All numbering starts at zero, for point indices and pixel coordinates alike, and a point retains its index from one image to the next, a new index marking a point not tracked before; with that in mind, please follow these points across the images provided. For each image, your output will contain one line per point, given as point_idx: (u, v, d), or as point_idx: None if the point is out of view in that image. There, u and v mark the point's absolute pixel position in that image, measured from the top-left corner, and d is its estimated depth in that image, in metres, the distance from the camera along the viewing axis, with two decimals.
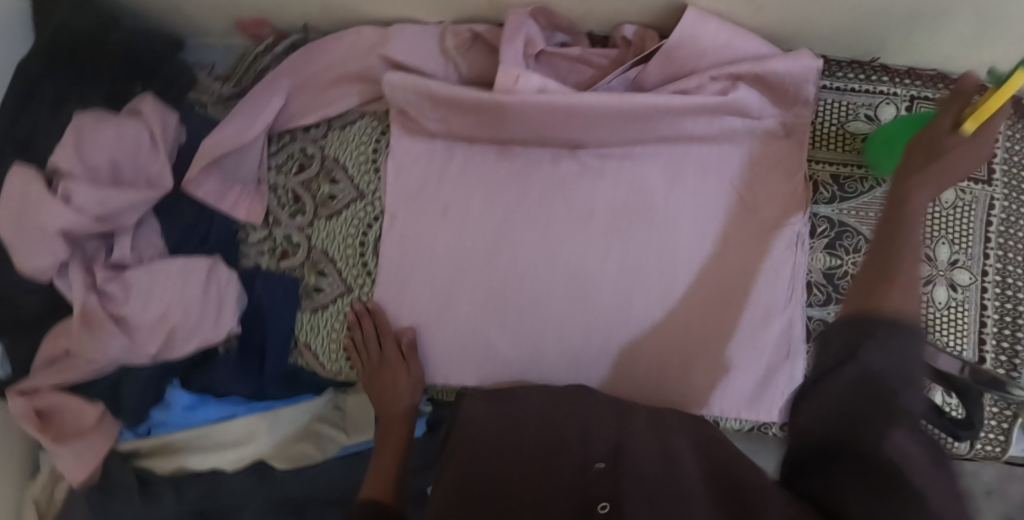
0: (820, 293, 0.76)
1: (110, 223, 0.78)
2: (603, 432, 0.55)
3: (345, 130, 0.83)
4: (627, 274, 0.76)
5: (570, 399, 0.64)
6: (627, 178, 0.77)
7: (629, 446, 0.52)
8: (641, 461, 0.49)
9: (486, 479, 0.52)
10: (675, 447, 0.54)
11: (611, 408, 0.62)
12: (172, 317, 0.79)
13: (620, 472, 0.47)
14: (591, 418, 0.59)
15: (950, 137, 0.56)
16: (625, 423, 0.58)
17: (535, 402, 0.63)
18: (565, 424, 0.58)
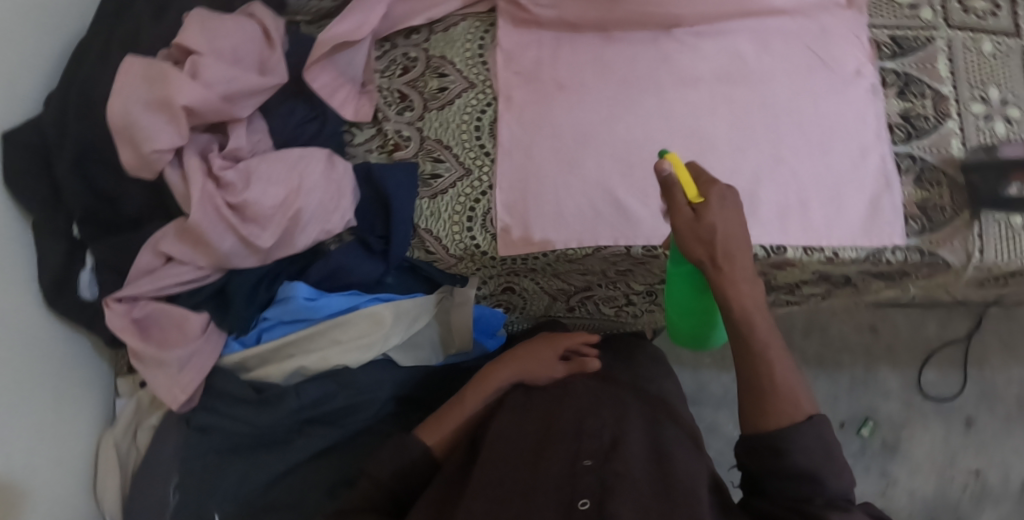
0: (902, 131, 0.84)
1: (230, 107, 0.77)
2: (598, 429, 0.66)
3: (449, 32, 0.90)
4: (738, 128, 0.82)
5: (571, 395, 0.74)
6: (723, 48, 0.86)
7: (621, 444, 0.63)
8: (631, 461, 0.60)
9: (507, 481, 0.61)
10: (645, 440, 0.66)
11: (584, 401, 0.72)
12: (297, 199, 0.77)
13: (606, 472, 0.58)
14: (594, 413, 0.69)
15: (687, 218, 0.59)
16: (621, 419, 0.69)
17: (544, 409, 0.72)
18: (558, 426, 0.67)
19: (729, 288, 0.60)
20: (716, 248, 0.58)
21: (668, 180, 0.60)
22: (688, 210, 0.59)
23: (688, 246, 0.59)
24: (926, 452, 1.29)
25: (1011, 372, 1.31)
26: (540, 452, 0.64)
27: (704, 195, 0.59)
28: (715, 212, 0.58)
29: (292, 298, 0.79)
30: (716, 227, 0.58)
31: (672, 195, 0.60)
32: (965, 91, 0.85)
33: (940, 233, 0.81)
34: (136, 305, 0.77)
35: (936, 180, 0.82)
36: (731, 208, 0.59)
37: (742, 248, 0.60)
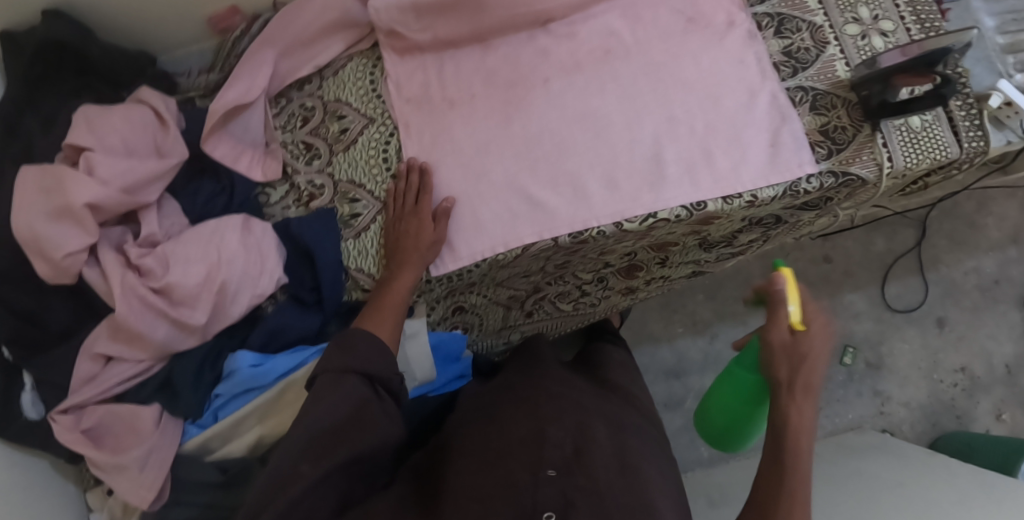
0: (787, 67, 0.87)
1: (136, 197, 0.78)
2: (561, 437, 0.63)
3: (339, 75, 0.90)
4: (633, 102, 0.86)
5: (537, 402, 0.70)
6: (599, 30, 0.89)
7: (584, 454, 0.61)
8: (593, 471, 0.59)
9: (466, 496, 0.57)
10: (609, 446, 0.65)
11: (549, 407, 0.69)
12: (221, 271, 0.79)
13: (570, 484, 0.56)
14: (556, 421, 0.66)
15: (784, 334, 0.63)
16: (585, 428, 0.66)
17: (506, 416, 0.69)
18: (520, 433, 0.64)
19: (792, 412, 0.62)
20: (798, 374, 0.62)
21: (779, 293, 0.63)
22: (785, 331, 0.63)
23: (774, 362, 0.63)
24: (909, 361, 1.33)
25: (966, 263, 1.37)
26: (500, 464, 0.60)
27: (807, 321, 0.63)
28: (812, 341, 0.62)
29: (236, 370, 0.79)
30: (811, 357, 0.62)
31: (776, 310, 0.63)
32: (837, 16, 0.90)
33: (846, 152, 0.85)
34: (84, 414, 0.77)
35: (831, 104, 0.86)
36: (827, 342, 0.63)
37: (821, 384, 0.62)
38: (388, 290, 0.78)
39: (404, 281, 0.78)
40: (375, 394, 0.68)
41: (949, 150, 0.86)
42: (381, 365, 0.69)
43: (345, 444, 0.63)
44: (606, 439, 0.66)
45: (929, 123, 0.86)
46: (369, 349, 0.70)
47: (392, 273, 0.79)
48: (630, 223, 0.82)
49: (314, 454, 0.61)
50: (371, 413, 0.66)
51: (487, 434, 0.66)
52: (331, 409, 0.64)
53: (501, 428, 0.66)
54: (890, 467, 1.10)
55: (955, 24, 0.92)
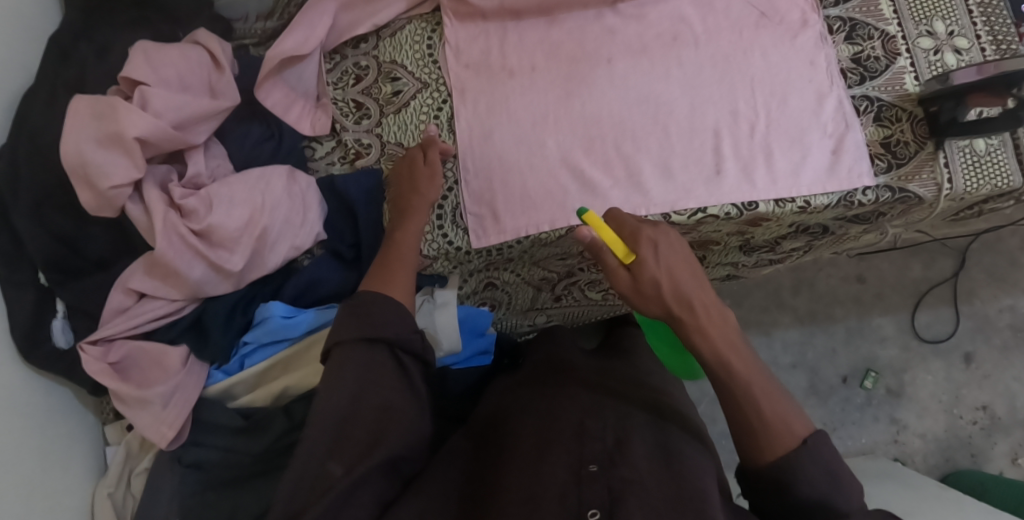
0: (855, 74, 0.85)
1: (185, 136, 0.78)
2: (602, 430, 0.61)
3: (397, 36, 0.89)
4: (695, 92, 0.83)
5: (574, 396, 0.69)
6: (669, 15, 0.86)
7: (626, 448, 0.59)
8: (636, 463, 0.56)
9: (514, 490, 0.55)
10: (650, 441, 0.62)
11: (585, 403, 0.67)
12: (262, 218, 0.78)
13: (613, 479, 0.54)
14: (594, 414, 0.64)
15: (626, 278, 0.63)
16: (628, 422, 0.64)
17: (540, 407, 0.67)
18: (558, 426, 0.62)
19: (701, 334, 0.63)
20: (672, 304, 0.63)
21: (593, 243, 0.64)
22: (623, 272, 0.63)
23: (648, 305, 0.64)
24: (931, 393, 1.31)
25: (1002, 301, 1.34)
26: (543, 456, 0.58)
27: (633, 251, 0.63)
28: (648, 269, 0.62)
29: (268, 318, 0.78)
30: (659, 283, 0.62)
31: (603, 258, 0.64)
32: (911, 27, 0.88)
33: (907, 168, 0.83)
34: (113, 347, 0.77)
35: (896, 117, 0.84)
36: (667, 254, 0.63)
37: (702, 288, 0.64)
38: (396, 258, 0.73)
39: (409, 241, 0.74)
40: (401, 371, 0.65)
41: (1013, 178, 0.84)
42: (398, 329, 0.66)
43: (383, 443, 0.59)
44: (646, 434, 0.63)
45: (995, 148, 0.83)
46: (386, 314, 0.66)
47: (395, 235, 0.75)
48: (679, 215, 0.80)
49: (343, 452, 0.57)
50: (390, 396, 0.62)
51: (530, 425, 0.64)
52: (355, 384, 0.61)
53: (540, 418, 0.64)
54: (909, 499, 1.06)
55: None
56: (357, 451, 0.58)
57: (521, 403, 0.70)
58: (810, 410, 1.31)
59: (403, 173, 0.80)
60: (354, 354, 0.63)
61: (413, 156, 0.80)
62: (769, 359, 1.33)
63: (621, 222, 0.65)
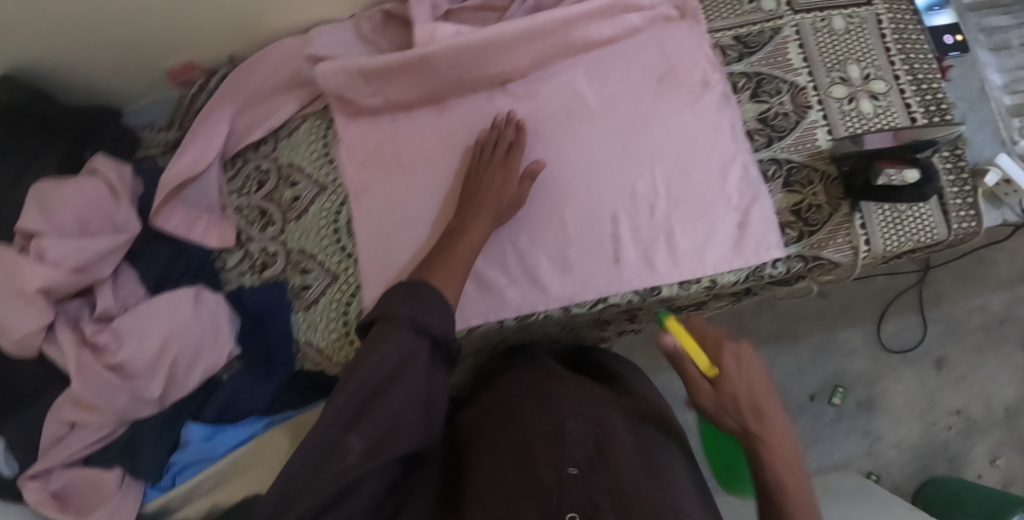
0: (762, 136, 0.81)
1: (90, 273, 0.80)
2: (582, 433, 0.62)
3: (291, 137, 0.88)
4: (593, 171, 0.80)
5: (558, 393, 0.70)
6: (562, 90, 0.83)
7: (608, 452, 0.60)
8: (619, 464, 0.59)
9: (498, 492, 0.57)
10: (629, 443, 0.63)
11: (578, 398, 0.69)
12: (174, 346, 0.80)
13: (594, 482, 0.56)
14: (578, 414, 0.65)
15: (705, 388, 0.62)
16: (611, 422, 0.66)
17: (530, 404, 0.68)
18: (545, 425, 0.63)
19: (769, 449, 0.60)
20: (747, 420, 0.60)
21: (675, 351, 0.62)
22: (703, 382, 0.62)
23: (722, 419, 0.62)
24: (903, 401, 1.28)
25: (971, 301, 1.30)
26: (523, 464, 0.59)
27: (717, 366, 0.62)
28: (730, 381, 0.61)
29: (189, 443, 0.81)
30: (738, 392, 0.61)
31: (683, 367, 0.62)
32: (823, 75, 0.83)
33: (820, 235, 0.79)
34: (52, 477, 0.81)
35: (807, 179, 0.80)
36: (749, 366, 0.62)
37: (771, 405, 0.61)
38: (458, 240, 0.72)
39: (464, 252, 0.71)
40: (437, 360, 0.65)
41: (936, 231, 0.80)
42: (444, 325, 0.66)
43: (395, 438, 0.60)
44: (626, 437, 0.64)
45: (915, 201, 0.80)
46: (433, 306, 0.65)
47: (466, 221, 0.74)
48: (578, 307, 0.79)
49: (365, 424, 0.59)
50: (414, 375, 0.62)
51: (503, 435, 0.65)
52: (387, 353, 0.61)
53: (518, 423, 0.65)
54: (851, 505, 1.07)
55: (957, 86, 0.85)
56: (376, 431, 0.59)
57: (502, 405, 0.71)
58: None
59: (482, 159, 0.78)
60: (403, 321, 0.63)
61: (486, 137, 0.80)
62: None
63: (704, 331, 0.64)
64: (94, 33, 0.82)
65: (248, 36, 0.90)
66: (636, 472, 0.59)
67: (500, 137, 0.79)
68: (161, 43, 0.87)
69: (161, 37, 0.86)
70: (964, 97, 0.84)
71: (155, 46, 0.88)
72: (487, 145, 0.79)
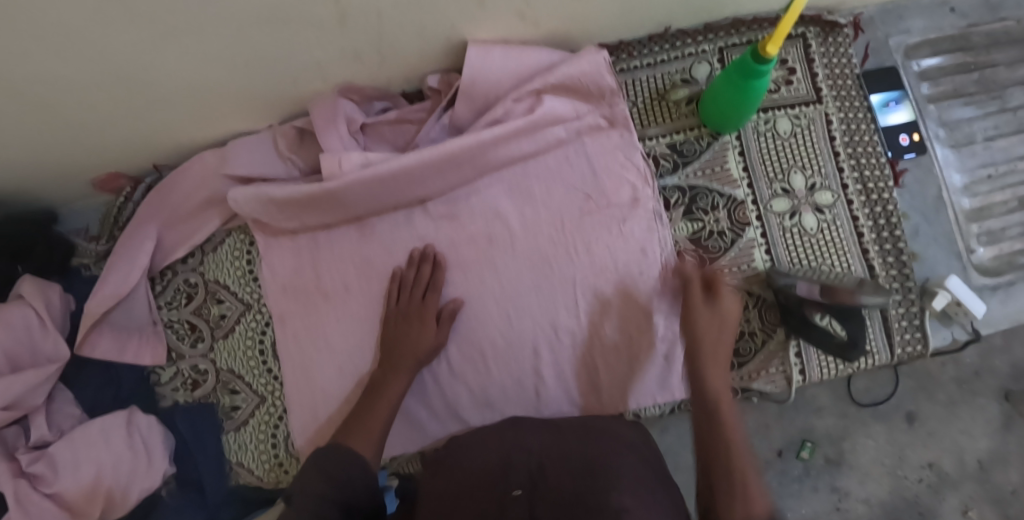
0: (694, 258, 0.77)
1: (21, 407, 0.82)
2: (527, 458, 0.56)
3: (217, 252, 0.87)
4: (513, 300, 0.77)
5: (507, 424, 0.63)
6: (482, 211, 0.79)
7: (553, 470, 0.54)
8: (571, 472, 0.53)
9: None
10: (571, 454, 0.56)
11: (519, 428, 0.62)
12: (105, 477, 0.81)
13: (537, 502, 0.50)
14: (521, 442, 0.58)
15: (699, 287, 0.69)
16: (568, 439, 0.59)
17: (471, 438, 0.61)
18: (488, 460, 0.56)
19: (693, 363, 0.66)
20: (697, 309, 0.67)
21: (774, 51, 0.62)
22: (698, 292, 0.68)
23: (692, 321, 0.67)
24: (871, 457, 1.14)
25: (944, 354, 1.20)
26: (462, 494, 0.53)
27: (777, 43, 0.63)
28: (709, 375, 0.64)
29: None
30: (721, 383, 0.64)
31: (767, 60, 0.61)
32: (763, 187, 0.78)
33: (751, 365, 0.75)
34: None
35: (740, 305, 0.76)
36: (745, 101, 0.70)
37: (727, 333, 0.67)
38: (378, 391, 0.72)
39: (379, 415, 0.70)
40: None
41: (879, 356, 0.76)
42: (367, 480, 0.63)
43: None
44: (574, 443, 0.58)
45: None
46: (346, 462, 0.62)
47: (383, 377, 0.73)
48: None
49: None
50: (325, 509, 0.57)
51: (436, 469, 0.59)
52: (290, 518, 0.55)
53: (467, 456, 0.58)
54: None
55: (907, 193, 0.81)
56: None
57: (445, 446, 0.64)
58: None
59: (398, 304, 0.77)
60: (317, 490, 0.58)
61: (404, 274, 0.78)
62: None
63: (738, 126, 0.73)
64: (7, 163, 0.81)
65: (167, 148, 0.87)
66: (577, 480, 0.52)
67: (421, 275, 0.77)
68: (81, 162, 0.86)
69: (80, 160, 0.85)
70: (917, 208, 0.81)
71: (72, 166, 0.86)
72: (403, 273, 0.78)
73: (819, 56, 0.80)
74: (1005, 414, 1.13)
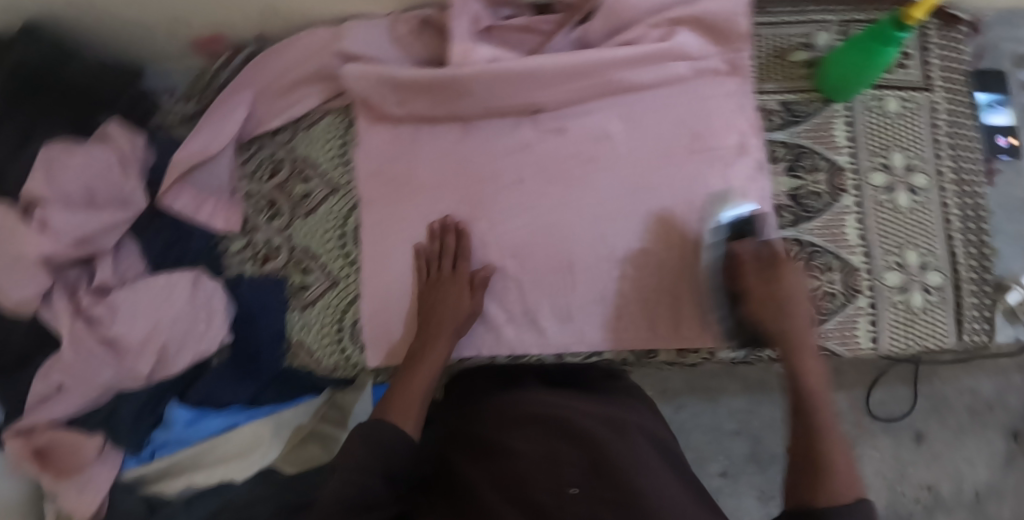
0: (790, 213, 0.78)
1: (90, 246, 0.80)
2: (572, 453, 0.61)
3: (311, 130, 0.86)
4: (607, 222, 0.78)
5: (542, 408, 0.67)
6: (592, 132, 0.80)
7: (603, 460, 0.59)
8: (628, 472, 0.59)
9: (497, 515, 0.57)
10: (605, 445, 0.62)
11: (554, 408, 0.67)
12: (162, 331, 0.80)
13: (594, 499, 0.57)
14: (561, 427, 0.64)
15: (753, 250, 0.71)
16: (606, 432, 0.63)
17: (509, 415, 0.67)
18: (536, 444, 0.62)
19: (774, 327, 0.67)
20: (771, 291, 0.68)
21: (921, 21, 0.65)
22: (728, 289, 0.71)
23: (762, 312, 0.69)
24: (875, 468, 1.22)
25: (962, 382, 1.22)
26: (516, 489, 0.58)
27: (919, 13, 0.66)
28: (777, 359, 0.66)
29: (172, 425, 0.84)
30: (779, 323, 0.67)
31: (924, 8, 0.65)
32: (865, 159, 0.79)
33: (830, 325, 0.78)
34: (34, 436, 0.82)
35: (826, 265, 0.78)
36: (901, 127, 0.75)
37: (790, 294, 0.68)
38: (417, 360, 0.72)
39: (419, 385, 0.69)
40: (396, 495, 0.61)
41: (946, 339, 0.78)
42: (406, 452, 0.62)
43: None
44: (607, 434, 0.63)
45: (932, 305, 0.78)
46: (388, 442, 0.61)
47: (422, 348, 0.73)
48: (573, 356, 0.80)
49: None
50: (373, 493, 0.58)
51: (488, 462, 0.63)
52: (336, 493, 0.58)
53: (512, 442, 0.63)
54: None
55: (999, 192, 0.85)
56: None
57: (485, 427, 0.67)
58: (748, 477, 1.27)
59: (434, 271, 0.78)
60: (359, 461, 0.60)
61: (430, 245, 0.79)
62: (711, 425, 1.28)
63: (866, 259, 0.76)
64: None
65: (280, 18, 0.86)
66: (627, 471, 0.59)
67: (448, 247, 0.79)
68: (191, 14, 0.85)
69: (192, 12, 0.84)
70: (1006, 205, 0.85)
71: (180, 17, 0.85)
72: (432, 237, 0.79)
73: (934, 47, 0.83)
74: (1009, 451, 1.20)
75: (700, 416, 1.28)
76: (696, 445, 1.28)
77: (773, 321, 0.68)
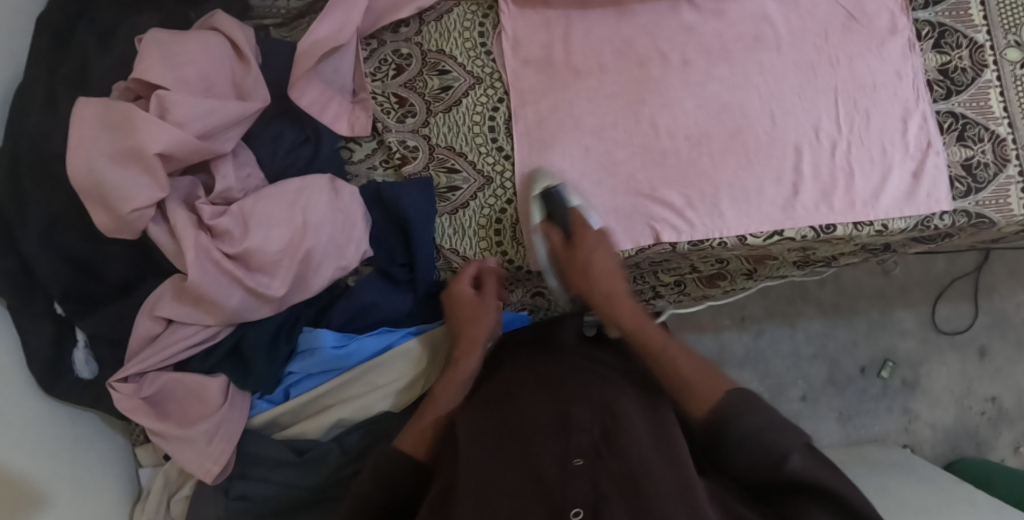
0: (941, 88, 0.77)
1: (212, 146, 0.68)
2: (589, 420, 0.55)
3: (443, 21, 0.79)
4: (775, 98, 0.77)
5: (556, 381, 0.62)
6: (750, 12, 0.78)
7: (621, 430, 0.54)
8: (628, 453, 0.51)
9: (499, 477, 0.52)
10: (611, 394, 0.59)
11: (566, 373, 0.64)
12: (305, 240, 0.70)
13: (600, 473, 0.49)
14: (566, 388, 0.60)
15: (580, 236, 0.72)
16: (613, 403, 0.57)
17: (524, 386, 0.63)
18: (550, 411, 0.57)
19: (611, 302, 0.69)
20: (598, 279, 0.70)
21: None
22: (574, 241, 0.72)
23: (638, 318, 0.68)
24: (944, 384, 1.21)
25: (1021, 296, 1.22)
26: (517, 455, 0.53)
27: None
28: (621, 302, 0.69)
29: (319, 349, 0.75)
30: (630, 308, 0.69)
31: None
32: (1000, 36, 0.77)
33: (987, 193, 0.75)
34: (145, 381, 0.70)
35: (978, 136, 0.76)
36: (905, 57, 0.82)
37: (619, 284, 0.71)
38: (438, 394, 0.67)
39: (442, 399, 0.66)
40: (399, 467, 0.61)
41: None
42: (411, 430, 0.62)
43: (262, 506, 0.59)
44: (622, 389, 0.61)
45: None
46: None
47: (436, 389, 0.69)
48: (754, 237, 0.76)
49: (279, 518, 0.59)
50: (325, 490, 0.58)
51: (490, 418, 0.59)
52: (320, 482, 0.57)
53: (522, 412, 0.58)
54: (916, 489, 0.86)
55: None
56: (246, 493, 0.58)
57: (496, 392, 0.64)
58: (828, 400, 1.20)
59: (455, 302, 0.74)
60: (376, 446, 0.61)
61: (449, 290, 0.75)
62: (789, 350, 1.22)
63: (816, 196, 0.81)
64: None
65: None
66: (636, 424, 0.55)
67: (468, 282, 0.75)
68: None
69: None
70: None
71: None
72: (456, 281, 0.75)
73: None
74: None
75: (779, 341, 1.22)
76: (777, 371, 1.21)
77: (598, 280, 0.70)
